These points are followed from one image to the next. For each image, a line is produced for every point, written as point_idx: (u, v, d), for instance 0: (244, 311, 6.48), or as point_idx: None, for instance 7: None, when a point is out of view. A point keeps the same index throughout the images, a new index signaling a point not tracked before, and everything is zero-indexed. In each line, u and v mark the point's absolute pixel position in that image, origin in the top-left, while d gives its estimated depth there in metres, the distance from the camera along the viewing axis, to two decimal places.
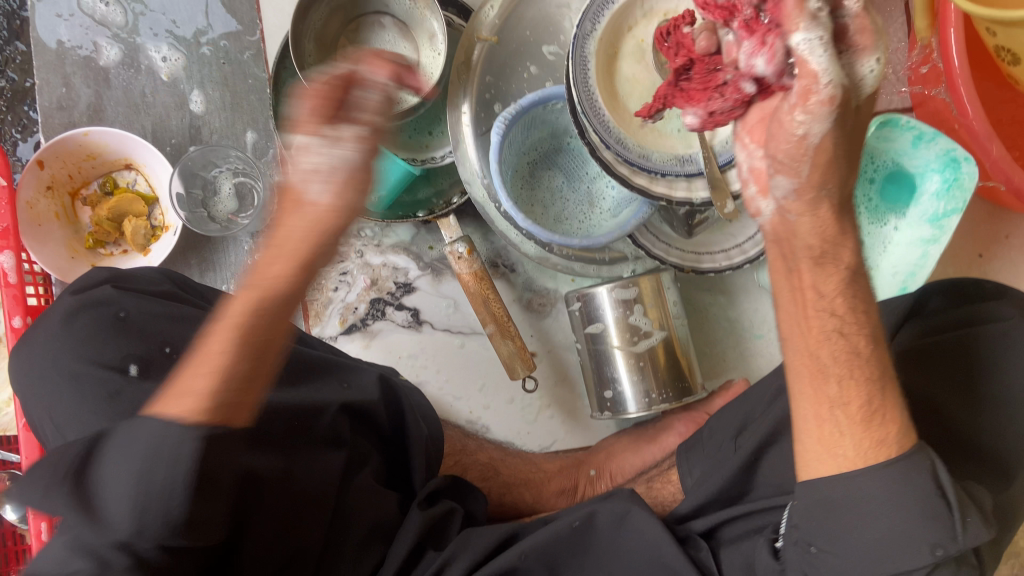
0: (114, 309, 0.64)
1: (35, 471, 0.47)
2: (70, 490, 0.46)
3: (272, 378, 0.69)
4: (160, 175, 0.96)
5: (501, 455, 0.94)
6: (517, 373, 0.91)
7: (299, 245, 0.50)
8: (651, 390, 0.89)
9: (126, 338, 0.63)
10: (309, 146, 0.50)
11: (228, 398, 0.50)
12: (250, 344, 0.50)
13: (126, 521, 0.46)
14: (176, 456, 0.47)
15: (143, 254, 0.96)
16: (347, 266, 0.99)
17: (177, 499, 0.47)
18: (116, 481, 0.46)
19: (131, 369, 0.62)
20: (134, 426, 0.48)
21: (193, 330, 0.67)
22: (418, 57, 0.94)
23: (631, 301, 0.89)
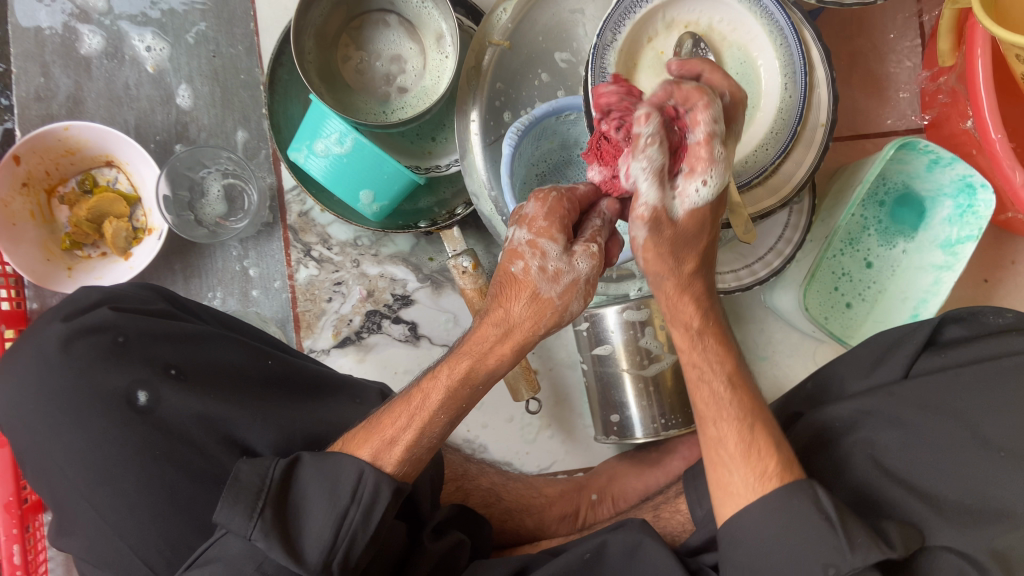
0: (115, 334, 0.65)
1: (244, 489, 0.56)
2: (274, 516, 0.55)
3: (274, 394, 0.68)
4: (144, 174, 0.90)
5: (500, 479, 0.91)
6: (520, 393, 0.89)
7: (525, 327, 0.60)
8: (659, 415, 0.86)
9: (128, 363, 0.64)
10: (527, 267, 0.59)
11: (418, 455, 0.61)
12: (452, 413, 0.62)
13: (317, 556, 0.55)
14: (372, 499, 0.57)
15: (124, 258, 0.91)
16: (342, 276, 0.95)
17: (360, 541, 0.56)
18: (319, 514, 0.56)
19: (139, 397, 0.63)
20: (332, 458, 0.59)
21: (195, 351, 0.67)
22: (424, 59, 0.89)
23: (642, 322, 0.85)
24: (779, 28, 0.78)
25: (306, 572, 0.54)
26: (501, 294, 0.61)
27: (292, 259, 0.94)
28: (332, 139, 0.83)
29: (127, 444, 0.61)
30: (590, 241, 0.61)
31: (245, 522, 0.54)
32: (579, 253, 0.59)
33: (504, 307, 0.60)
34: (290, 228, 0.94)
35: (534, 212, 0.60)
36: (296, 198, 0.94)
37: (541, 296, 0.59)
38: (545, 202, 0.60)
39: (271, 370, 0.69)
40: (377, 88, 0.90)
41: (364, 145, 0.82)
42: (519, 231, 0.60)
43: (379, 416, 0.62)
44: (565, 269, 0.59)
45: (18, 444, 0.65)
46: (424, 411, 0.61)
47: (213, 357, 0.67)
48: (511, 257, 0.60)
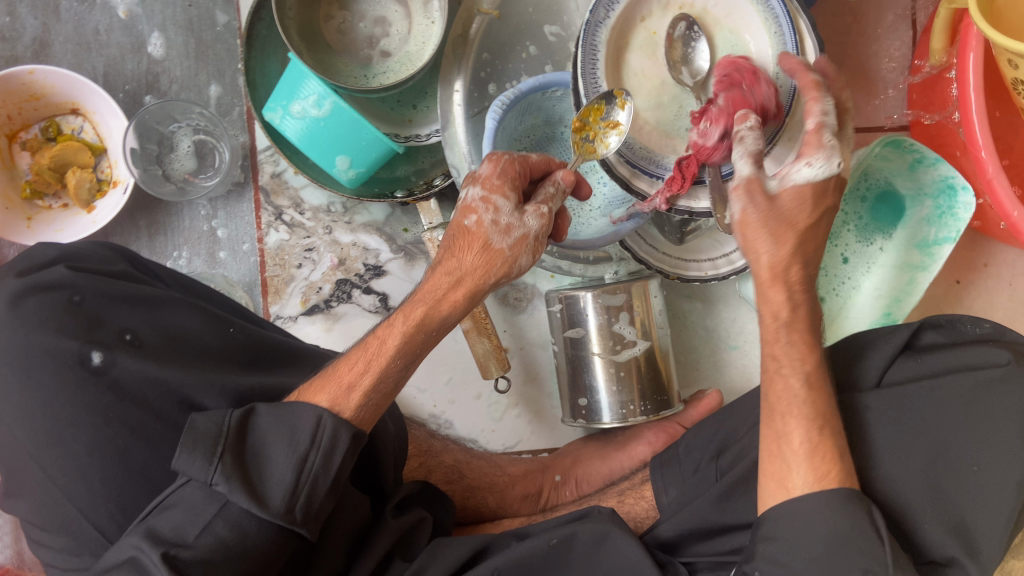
0: (70, 293, 0.62)
1: (201, 436, 0.54)
2: (234, 463, 0.53)
3: (235, 361, 0.66)
4: (112, 126, 0.87)
5: (464, 457, 0.90)
6: (490, 372, 0.87)
7: (476, 276, 0.62)
8: (629, 401, 0.86)
9: (82, 324, 0.61)
10: (480, 222, 0.62)
11: (376, 402, 0.60)
12: (408, 357, 0.62)
13: (279, 500, 0.52)
14: (334, 444, 0.55)
15: (87, 211, 0.87)
16: (313, 243, 0.92)
17: (323, 486, 0.54)
18: (279, 459, 0.54)
19: (92, 357, 0.60)
20: (291, 407, 0.56)
21: (153, 314, 0.64)
22: (409, 23, 0.86)
23: (618, 308, 0.85)
24: (774, 16, 0.77)
25: (269, 516, 0.52)
26: (451, 247, 0.63)
27: (262, 222, 0.92)
28: (310, 101, 0.80)
29: (79, 406, 0.59)
30: (541, 201, 0.64)
31: (203, 467, 0.52)
32: (529, 210, 0.63)
33: (457, 256, 0.62)
34: (261, 189, 0.91)
35: (487, 172, 0.63)
36: (269, 158, 0.91)
37: (493, 246, 0.62)
38: (497, 164, 0.64)
39: (234, 337, 0.67)
40: (360, 50, 0.87)
41: (343, 109, 0.79)
42: (472, 189, 0.63)
43: (334, 364, 0.62)
44: (517, 224, 0.62)
45: None
46: (381, 357, 0.61)
47: (171, 321, 0.65)
48: (464, 213, 0.63)
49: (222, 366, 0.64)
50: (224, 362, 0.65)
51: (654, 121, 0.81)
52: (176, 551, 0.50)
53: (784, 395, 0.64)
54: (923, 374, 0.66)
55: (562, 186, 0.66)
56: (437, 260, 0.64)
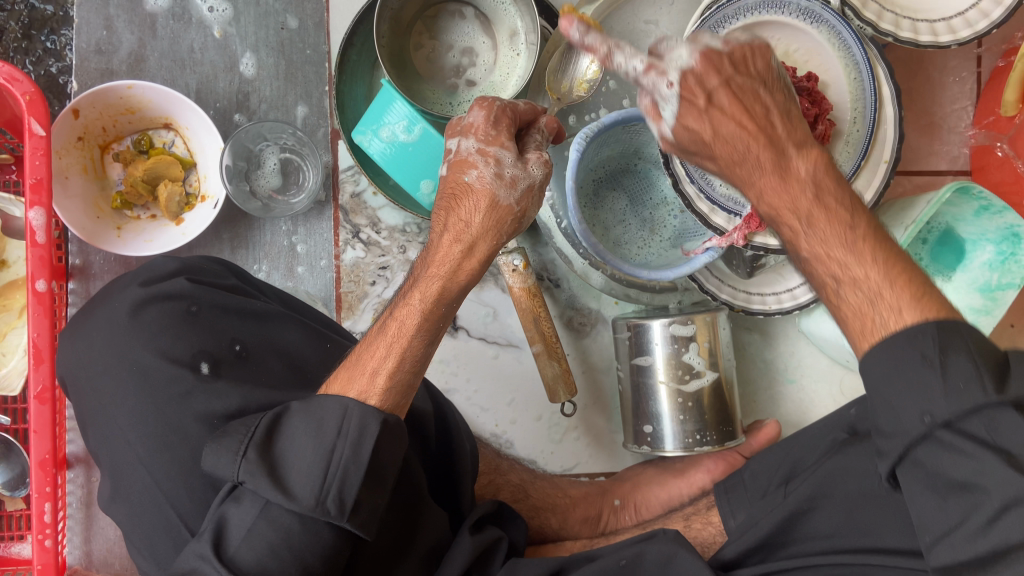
0: (187, 302, 0.65)
1: (232, 437, 0.57)
2: (260, 459, 0.56)
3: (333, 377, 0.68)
4: (204, 142, 0.90)
5: (529, 476, 0.92)
6: (558, 396, 0.90)
7: (486, 235, 0.63)
8: (694, 431, 0.87)
9: (198, 333, 0.64)
10: (481, 175, 0.63)
11: (404, 380, 0.62)
12: (430, 332, 0.63)
13: (307, 494, 0.54)
14: (361, 433, 0.56)
15: (175, 223, 0.90)
16: (388, 261, 0.95)
17: (353, 477, 0.55)
18: (306, 454, 0.55)
19: (202, 366, 0.62)
20: (318, 401, 0.58)
21: (259, 328, 0.67)
22: (495, 54, 0.89)
23: (687, 338, 0.87)
24: (857, 63, 0.80)
25: (298, 509, 0.54)
26: (455, 207, 0.63)
27: (339, 239, 0.94)
28: (399, 126, 0.84)
29: (189, 416, 0.61)
30: (537, 149, 0.66)
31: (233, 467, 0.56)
32: (531, 159, 0.64)
33: (463, 218, 0.63)
34: (341, 208, 0.94)
35: (480, 119, 0.64)
36: (349, 178, 0.94)
37: (500, 203, 0.63)
38: (488, 111, 0.65)
39: (331, 353, 0.70)
40: (446, 78, 0.89)
41: (432, 134, 0.83)
42: (466, 141, 0.64)
43: (358, 352, 0.63)
44: (520, 175, 0.63)
45: (79, 405, 0.65)
46: (401, 340, 0.62)
47: (277, 336, 0.67)
48: (463, 168, 0.64)
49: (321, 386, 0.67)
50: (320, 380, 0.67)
51: None
52: (226, 551, 0.54)
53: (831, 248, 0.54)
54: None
55: (544, 132, 0.69)
56: (441, 224, 0.64)
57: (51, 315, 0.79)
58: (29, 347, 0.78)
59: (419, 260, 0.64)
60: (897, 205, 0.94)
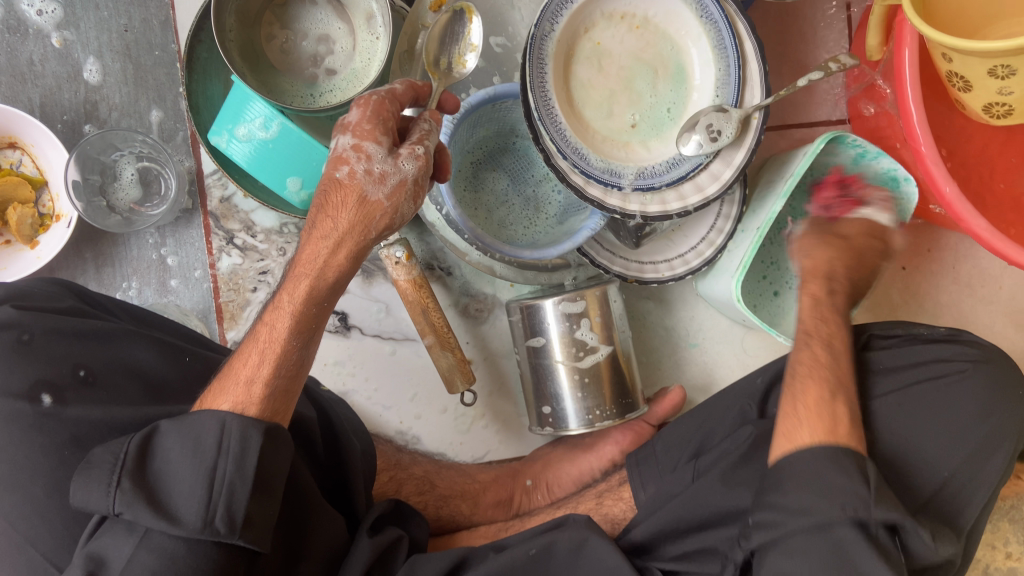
0: (18, 332, 0.59)
1: (96, 469, 0.51)
2: (136, 486, 0.51)
3: (192, 392, 0.65)
4: (52, 158, 0.84)
5: (435, 467, 0.88)
6: (456, 387, 0.87)
7: (354, 233, 0.60)
8: (594, 407, 0.86)
9: (34, 364, 0.58)
10: (352, 172, 0.59)
11: (280, 392, 0.58)
12: (304, 335, 0.60)
13: (193, 515, 0.50)
14: (243, 446, 0.52)
15: (30, 247, 0.85)
16: (268, 266, 0.91)
17: (240, 492, 0.51)
18: (186, 473, 0.51)
19: (43, 398, 0.57)
20: (191, 415, 0.54)
21: (104, 349, 0.62)
22: (353, 39, 0.85)
23: (579, 315, 0.85)
24: (715, 24, 0.79)
25: (185, 533, 0.50)
26: (325, 203, 0.60)
27: (213, 247, 0.90)
28: (256, 123, 0.79)
29: (34, 451, 0.56)
30: (417, 141, 0.61)
31: (103, 495, 0.50)
32: (403, 154, 0.60)
33: (331, 216, 0.59)
34: (211, 215, 0.90)
35: (355, 117, 0.59)
36: (217, 182, 0.90)
37: (369, 199, 0.59)
38: (367, 106, 0.60)
39: (189, 366, 0.66)
40: (304, 69, 0.86)
41: (292, 130, 0.79)
42: (342, 137, 0.59)
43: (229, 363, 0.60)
44: (391, 171, 0.59)
45: None
46: (275, 346, 0.59)
47: (126, 357, 0.62)
48: (334, 164, 0.59)
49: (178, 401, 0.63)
50: (174, 395, 0.63)
51: (601, 129, 0.82)
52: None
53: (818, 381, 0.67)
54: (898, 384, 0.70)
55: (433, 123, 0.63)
56: (309, 219, 0.61)
57: None
58: None
59: (290, 260, 0.61)
60: (774, 163, 0.95)
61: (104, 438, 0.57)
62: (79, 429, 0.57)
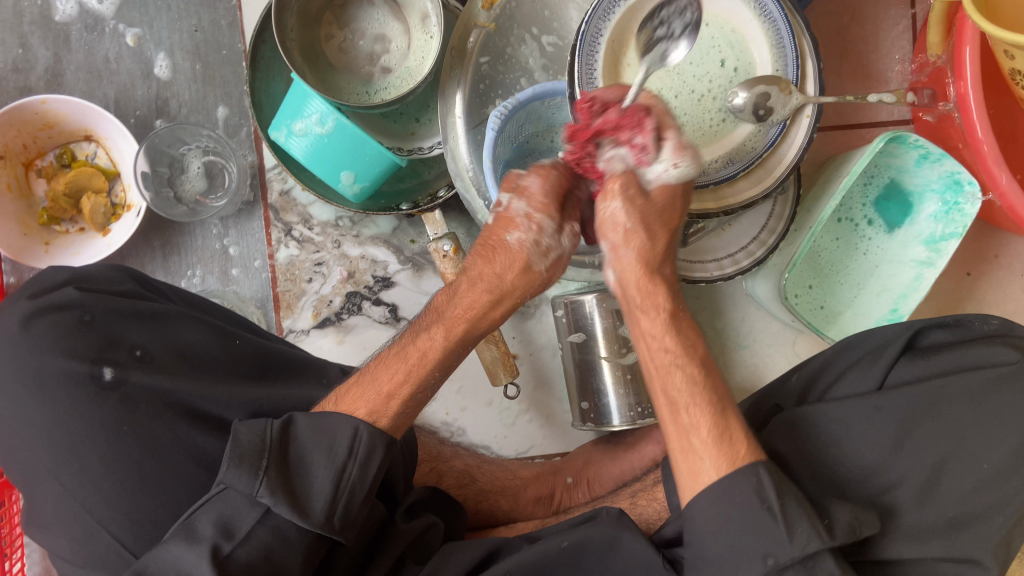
0: (80, 312, 0.64)
1: (245, 449, 0.55)
2: (278, 474, 0.54)
3: (243, 373, 0.67)
4: (124, 150, 0.89)
5: (477, 461, 0.90)
6: (499, 378, 0.88)
7: (514, 295, 0.62)
8: (636, 404, 0.86)
9: (93, 340, 0.63)
10: (521, 239, 0.60)
11: (411, 409, 0.62)
12: (446, 370, 0.63)
13: (319, 509, 0.54)
14: (371, 454, 0.57)
15: (102, 235, 0.90)
16: (323, 257, 0.94)
17: (359, 497, 0.55)
18: (319, 470, 0.55)
19: (104, 373, 0.62)
20: (327, 416, 0.58)
21: (159, 330, 0.66)
22: (408, 39, 0.88)
23: (622, 311, 0.86)
24: (774, 21, 0.77)
25: (310, 525, 0.54)
26: (484, 254, 0.61)
27: (272, 239, 0.94)
28: (314, 119, 0.81)
29: (93, 423, 0.60)
30: (576, 216, 0.62)
31: (249, 480, 0.53)
32: (566, 231, 0.61)
33: (490, 263, 0.61)
34: (271, 207, 0.94)
35: (535, 187, 0.60)
36: (277, 176, 0.93)
37: (531, 269, 0.61)
38: (546, 178, 0.61)
39: (239, 349, 0.68)
40: (361, 67, 0.89)
41: (346, 125, 0.80)
42: (517, 201, 0.61)
43: (370, 370, 0.64)
44: (555, 247, 0.61)
45: None
46: (421, 368, 0.62)
47: (178, 336, 0.66)
48: (506, 227, 0.61)
49: (229, 375, 0.66)
50: (226, 371, 0.66)
51: None
52: (223, 545, 0.53)
53: (686, 420, 0.58)
54: (928, 371, 0.69)
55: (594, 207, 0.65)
56: (470, 267, 0.62)
57: None
58: None
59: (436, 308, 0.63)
60: (832, 166, 0.94)
61: (157, 410, 0.61)
62: (134, 403, 0.61)
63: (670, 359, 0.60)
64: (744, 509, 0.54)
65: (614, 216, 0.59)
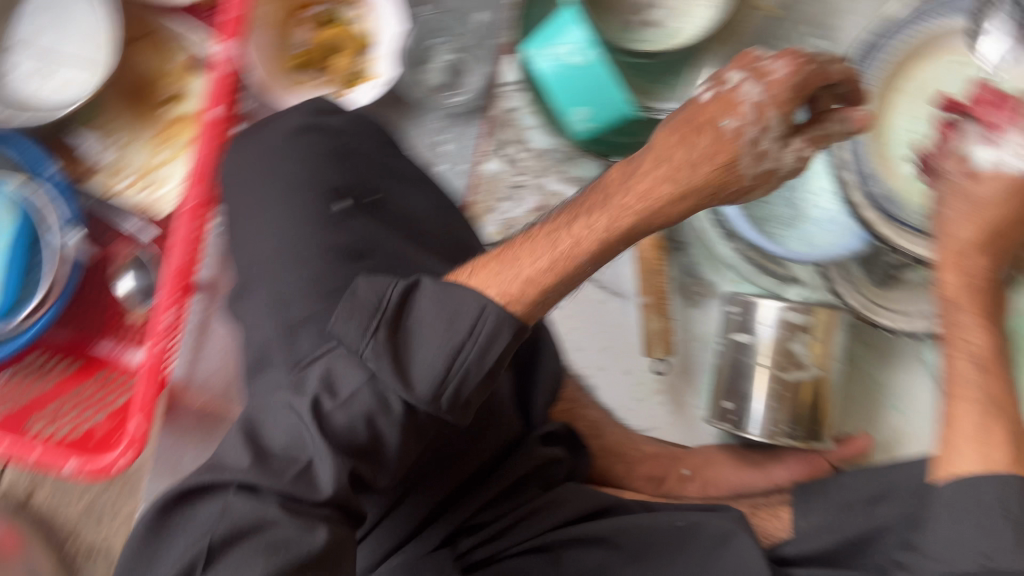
0: (341, 143, 0.70)
1: (361, 306, 0.53)
2: (388, 338, 0.52)
3: (451, 254, 0.69)
4: (384, 24, 0.92)
5: (607, 418, 0.92)
6: (655, 351, 0.90)
7: (704, 193, 0.53)
8: (780, 422, 0.85)
9: (343, 170, 0.68)
10: (738, 123, 0.52)
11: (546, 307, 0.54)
12: (601, 262, 0.55)
13: (424, 388, 0.51)
14: (493, 336, 0.52)
15: (336, 95, 0.93)
16: (524, 181, 0.96)
17: (472, 380, 0.51)
18: (431, 343, 0.51)
19: (339, 202, 0.66)
20: (454, 289, 0.53)
21: (396, 184, 0.71)
22: (684, 1, 0.88)
23: (800, 328, 0.84)
24: None
25: (412, 401, 0.51)
26: (689, 129, 0.54)
27: (484, 150, 0.97)
28: (567, 47, 0.85)
29: (315, 244, 0.64)
30: (816, 137, 0.56)
31: (359, 339, 0.52)
32: (793, 147, 0.54)
33: (688, 143, 0.53)
34: (493, 120, 0.97)
35: (781, 75, 0.53)
36: (508, 93, 0.96)
37: (737, 167, 0.53)
38: (794, 67, 0.54)
39: (455, 231, 0.72)
40: (627, 14, 0.90)
41: (599, 63, 0.84)
42: (750, 81, 0.54)
43: (515, 249, 0.55)
44: (774, 154, 0.53)
45: (233, 208, 0.70)
46: (570, 259, 0.54)
47: (410, 198, 0.71)
48: (726, 108, 0.53)
49: (439, 251, 0.69)
50: (439, 246, 0.69)
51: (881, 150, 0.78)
52: (324, 399, 0.52)
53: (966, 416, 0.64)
54: None
55: (848, 123, 0.56)
56: (654, 156, 0.55)
57: (219, 140, 0.87)
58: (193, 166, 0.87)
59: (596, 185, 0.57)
60: None
61: (376, 253, 0.64)
62: (356, 239, 0.65)
63: (972, 362, 0.68)
64: (987, 507, 0.56)
65: (960, 188, 0.69)
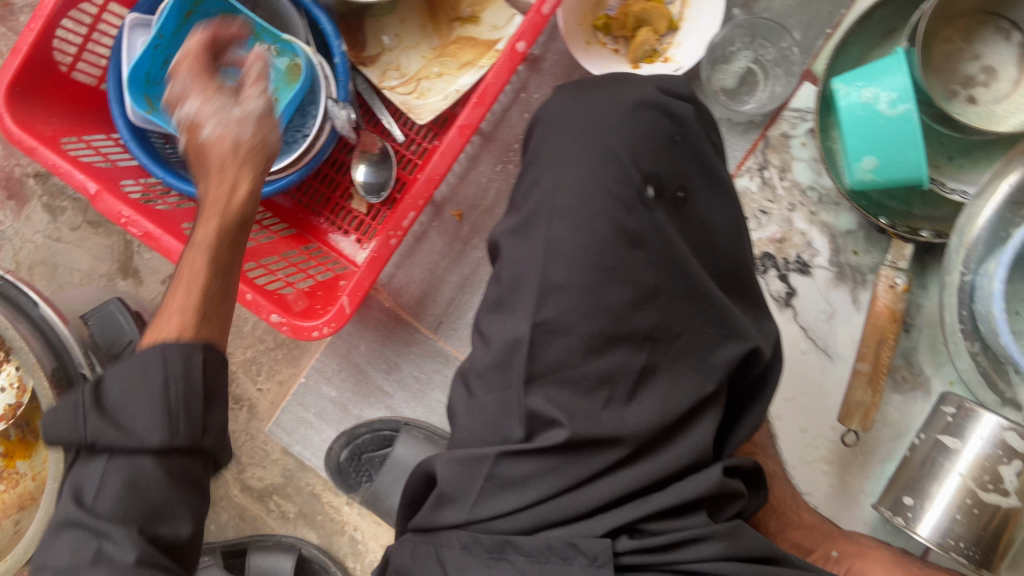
0: (676, 131, 0.68)
1: (61, 418, 0.56)
2: (101, 414, 0.55)
3: (723, 273, 0.69)
4: (703, 13, 0.91)
5: (781, 473, 0.87)
6: (850, 422, 0.87)
7: None
8: (957, 538, 0.81)
9: (665, 159, 0.67)
10: None
11: None
12: None
13: (155, 429, 0.54)
14: (190, 362, 0.57)
15: (630, 66, 0.93)
16: (772, 208, 0.95)
17: (193, 400, 0.56)
18: (135, 396, 0.55)
19: (648, 192, 0.65)
20: (136, 357, 0.57)
21: (704, 191, 0.69)
22: (1013, 89, 0.86)
23: (1016, 454, 0.80)
24: None
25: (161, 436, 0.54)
26: None
27: (745, 164, 0.96)
28: (885, 95, 0.81)
29: (606, 222, 0.63)
30: None
31: (66, 416, 0.55)
32: None
33: None
34: (766, 139, 0.95)
35: None
36: (791, 118, 0.95)
37: None
38: None
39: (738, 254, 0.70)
40: (951, 82, 0.87)
41: (912, 120, 0.80)
42: None
43: None
44: None
45: (540, 145, 0.70)
46: None
47: (711, 210, 0.69)
48: None
49: (716, 268, 0.69)
50: (716, 262, 0.69)
51: None
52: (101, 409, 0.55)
53: None
54: None
55: None
56: None
57: (510, 72, 0.86)
58: (480, 87, 0.85)
59: None
60: None
61: (658, 253, 0.64)
62: (643, 226, 0.64)
63: None
64: None
65: None
